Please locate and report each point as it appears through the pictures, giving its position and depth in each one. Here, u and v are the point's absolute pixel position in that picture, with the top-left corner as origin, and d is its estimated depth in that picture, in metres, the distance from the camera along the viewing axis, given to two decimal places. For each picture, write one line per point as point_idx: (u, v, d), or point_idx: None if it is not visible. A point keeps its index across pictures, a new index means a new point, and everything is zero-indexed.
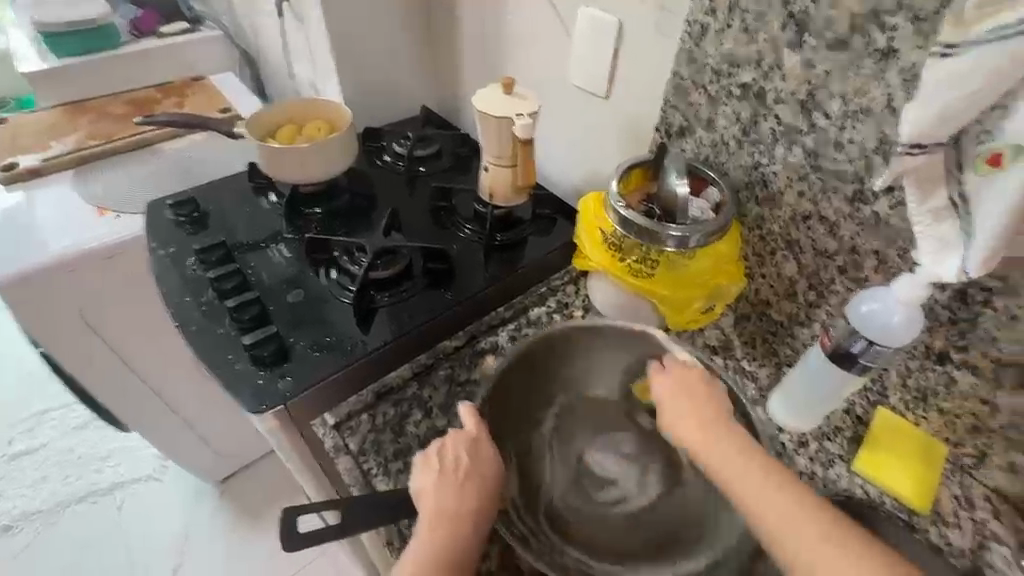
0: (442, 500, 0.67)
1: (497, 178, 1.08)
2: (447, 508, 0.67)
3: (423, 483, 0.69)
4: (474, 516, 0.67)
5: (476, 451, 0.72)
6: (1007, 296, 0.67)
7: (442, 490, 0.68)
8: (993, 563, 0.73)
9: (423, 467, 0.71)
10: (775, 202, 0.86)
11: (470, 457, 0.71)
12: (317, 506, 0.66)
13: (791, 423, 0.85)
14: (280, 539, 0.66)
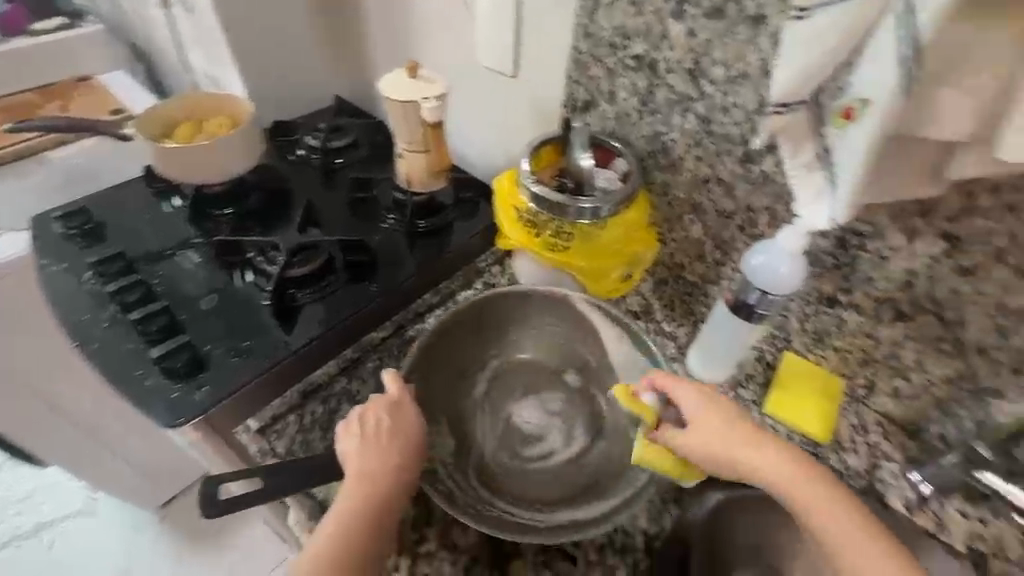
0: (365, 465, 0.68)
1: (412, 164, 1.08)
2: (370, 472, 0.68)
3: (348, 450, 0.69)
4: (395, 475, 0.69)
5: (398, 413, 0.73)
6: (878, 239, 0.73)
7: (365, 454, 0.69)
8: (884, 479, 0.82)
9: (345, 434, 0.71)
10: (676, 168, 0.90)
11: (394, 420, 0.72)
12: (236, 475, 0.67)
13: (707, 374, 0.91)
14: (201, 509, 0.66)
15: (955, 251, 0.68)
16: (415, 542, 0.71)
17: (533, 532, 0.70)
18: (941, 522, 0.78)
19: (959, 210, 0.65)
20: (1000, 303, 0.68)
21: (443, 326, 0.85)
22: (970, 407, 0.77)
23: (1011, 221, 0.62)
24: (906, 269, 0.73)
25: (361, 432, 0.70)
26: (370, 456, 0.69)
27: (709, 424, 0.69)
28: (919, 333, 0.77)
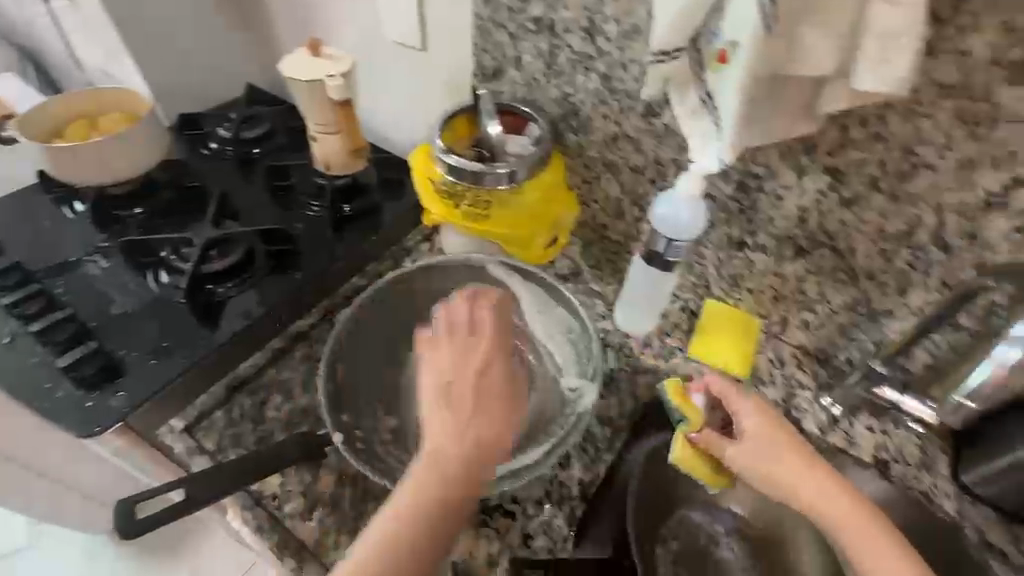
0: (448, 451, 0.59)
1: (328, 147, 1.06)
2: (449, 458, 0.58)
3: (436, 423, 0.60)
4: (475, 453, 0.60)
5: (485, 396, 0.63)
6: (772, 179, 0.77)
7: (448, 432, 0.60)
8: (800, 405, 0.87)
9: (439, 398, 0.61)
10: (587, 129, 0.92)
11: (483, 400, 0.62)
12: (151, 488, 0.65)
13: (634, 329, 0.93)
14: (116, 529, 0.65)
15: (838, 184, 0.72)
16: (355, 518, 0.72)
17: (468, 488, 0.72)
18: (851, 440, 0.84)
19: (837, 144, 0.69)
20: (881, 228, 0.73)
21: (367, 300, 0.84)
22: (867, 330, 0.83)
23: (880, 150, 0.67)
24: (799, 206, 0.77)
25: (447, 404, 0.61)
26: (448, 447, 0.59)
27: (756, 436, 0.64)
28: (818, 266, 0.82)
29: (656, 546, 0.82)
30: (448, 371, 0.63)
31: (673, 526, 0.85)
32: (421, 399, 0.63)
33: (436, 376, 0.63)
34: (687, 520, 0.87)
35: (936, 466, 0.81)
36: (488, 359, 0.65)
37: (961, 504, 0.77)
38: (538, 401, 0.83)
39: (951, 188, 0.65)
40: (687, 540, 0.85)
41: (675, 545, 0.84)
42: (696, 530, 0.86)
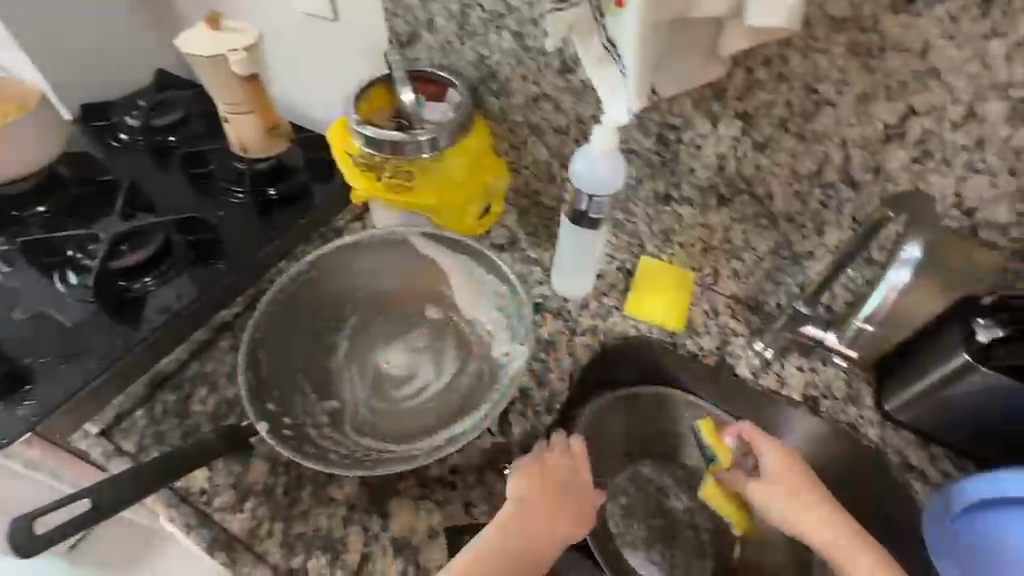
0: (532, 505, 0.67)
1: (240, 128, 1.01)
2: (533, 508, 0.66)
3: (523, 484, 0.68)
4: (552, 530, 0.67)
5: (575, 479, 0.71)
6: (688, 129, 0.77)
7: (534, 492, 0.68)
8: (734, 352, 0.86)
9: (534, 462, 0.70)
10: (508, 92, 0.89)
11: (574, 480, 0.71)
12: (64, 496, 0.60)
13: (570, 292, 0.91)
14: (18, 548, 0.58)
15: (749, 128, 0.73)
16: (289, 505, 0.69)
17: (403, 460, 0.71)
18: (782, 380, 0.84)
19: (744, 87, 0.70)
20: (793, 169, 0.74)
21: (287, 283, 0.84)
22: (792, 273, 0.85)
23: (784, 90, 0.67)
24: (717, 154, 0.77)
25: (541, 470, 0.70)
26: (539, 487, 0.68)
27: (780, 475, 0.72)
28: (741, 214, 0.82)
29: (607, 503, 0.85)
30: (549, 456, 0.72)
31: (625, 481, 0.88)
32: (520, 461, 0.71)
33: (539, 457, 0.71)
34: (642, 476, 0.89)
35: (861, 398, 0.82)
36: (576, 464, 0.72)
37: (884, 431, 0.79)
38: (475, 371, 0.82)
39: (852, 123, 0.66)
40: (639, 496, 0.87)
41: (625, 500, 0.86)
42: (648, 484, 0.88)
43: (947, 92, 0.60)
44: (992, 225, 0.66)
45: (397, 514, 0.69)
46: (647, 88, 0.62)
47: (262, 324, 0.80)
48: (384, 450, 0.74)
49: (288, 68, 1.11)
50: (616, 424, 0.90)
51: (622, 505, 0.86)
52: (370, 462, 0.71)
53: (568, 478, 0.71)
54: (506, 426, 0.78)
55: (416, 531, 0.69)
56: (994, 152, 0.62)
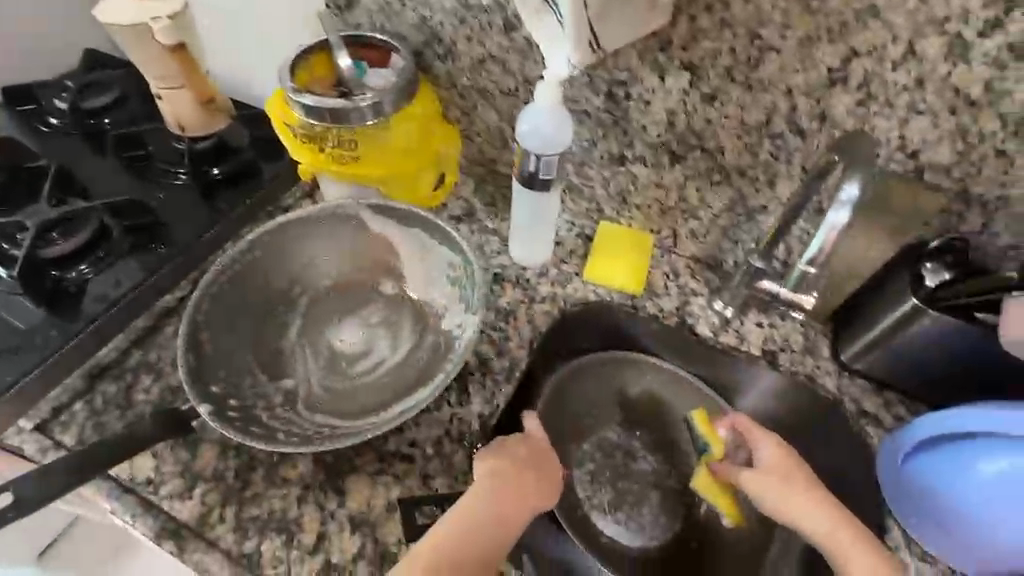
0: (498, 488, 0.65)
1: (174, 104, 0.95)
2: (499, 492, 0.65)
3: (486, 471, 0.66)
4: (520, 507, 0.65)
5: (538, 467, 0.69)
6: (636, 84, 0.75)
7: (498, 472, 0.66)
8: (693, 312, 0.86)
9: (495, 447, 0.69)
10: (453, 54, 0.86)
11: (537, 465, 0.70)
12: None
13: (529, 261, 0.89)
14: None
15: (696, 80, 0.71)
16: (240, 488, 0.67)
17: (356, 434, 0.69)
18: (741, 337, 0.84)
19: (689, 36, 0.68)
20: (741, 120, 0.72)
21: (229, 260, 0.80)
22: (748, 230, 0.84)
23: (728, 37, 0.66)
24: (666, 109, 0.76)
25: (504, 455, 0.69)
26: (507, 469, 0.67)
27: (775, 467, 0.71)
28: (695, 170, 0.81)
29: (572, 471, 0.84)
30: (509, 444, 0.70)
31: (589, 448, 0.86)
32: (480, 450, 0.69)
33: (501, 445, 0.70)
34: (607, 444, 0.87)
35: (819, 348, 0.83)
36: (536, 448, 0.72)
37: (840, 380, 0.80)
38: (432, 343, 0.80)
39: (795, 69, 0.66)
40: (605, 462, 0.85)
41: (592, 466, 0.85)
42: (613, 449, 0.86)
43: (886, 31, 0.60)
44: (937, 167, 0.66)
45: (355, 490, 0.68)
46: (588, 39, 0.63)
47: (204, 304, 0.77)
48: (338, 428, 0.72)
49: (214, 38, 1.03)
50: (578, 391, 0.89)
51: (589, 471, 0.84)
52: (322, 439, 0.69)
53: (532, 465, 0.69)
54: (465, 397, 0.76)
55: (373, 505, 0.67)
56: (935, 91, 0.61)
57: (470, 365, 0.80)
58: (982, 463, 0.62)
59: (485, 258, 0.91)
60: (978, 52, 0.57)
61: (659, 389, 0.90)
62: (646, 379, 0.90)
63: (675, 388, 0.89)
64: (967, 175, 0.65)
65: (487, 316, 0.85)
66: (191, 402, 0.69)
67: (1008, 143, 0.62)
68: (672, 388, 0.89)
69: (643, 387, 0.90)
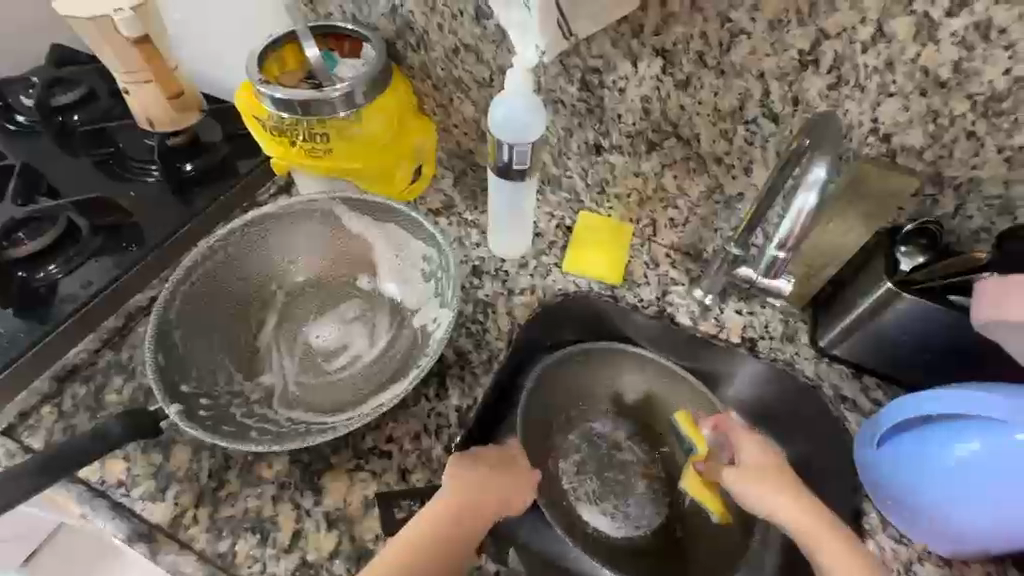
0: (467, 494, 0.64)
1: (142, 99, 0.93)
2: (469, 499, 0.64)
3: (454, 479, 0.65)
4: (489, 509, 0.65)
5: (510, 475, 0.69)
6: (610, 71, 0.74)
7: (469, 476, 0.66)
8: (673, 303, 0.87)
9: (469, 453, 0.69)
10: (426, 44, 0.84)
11: (509, 472, 0.70)
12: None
13: (511, 252, 0.89)
14: None
15: (669, 66, 0.70)
16: (214, 489, 0.66)
17: (331, 429, 0.68)
18: (720, 325, 0.85)
19: (660, 21, 0.67)
20: (715, 106, 0.72)
21: (195, 258, 0.78)
22: (726, 218, 0.83)
23: (699, 21, 0.65)
24: (640, 96, 0.75)
25: (475, 462, 0.68)
26: (478, 471, 0.67)
27: (757, 464, 0.72)
28: (671, 159, 0.80)
29: (560, 461, 0.83)
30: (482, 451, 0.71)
31: (576, 439, 0.86)
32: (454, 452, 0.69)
33: (471, 451, 0.69)
34: (591, 433, 0.86)
35: (797, 336, 0.83)
36: (509, 455, 0.72)
37: (819, 365, 0.81)
38: (410, 338, 0.80)
39: (767, 53, 0.65)
40: (591, 453, 0.85)
41: (578, 457, 0.84)
42: (599, 441, 0.86)
43: (857, 12, 0.59)
44: (908, 150, 0.66)
45: (332, 486, 0.67)
46: (557, 23, 0.63)
47: (174, 303, 0.75)
48: (313, 425, 0.71)
49: (185, 31, 1.01)
50: (562, 384, 0.87)
51: (573, 462, 0.84)
52: (296, 435, 0.68)
53: (502, 472, 0.69)
54: (443, 391, 0.76)
55: (350, 501, 0.67)
56: (904, 73, 0.61)
57: (448, 359, 0.79)
58: (955, 447, 0.61)
59: (463, 250, 0.90)
60: (946, 32, 0.57)
61: (645, 380, 0.88)
62: (632, 370, 0.88)
63: (659, 380, 0.87)
64: (939, 157, 0.65)
65: (466, 309, 0.84)
66: (160, 405, 0.68)
67: (978, 124, 0.61)
68: (656, 380, 0.88)
69: (628, 378, 0.88)
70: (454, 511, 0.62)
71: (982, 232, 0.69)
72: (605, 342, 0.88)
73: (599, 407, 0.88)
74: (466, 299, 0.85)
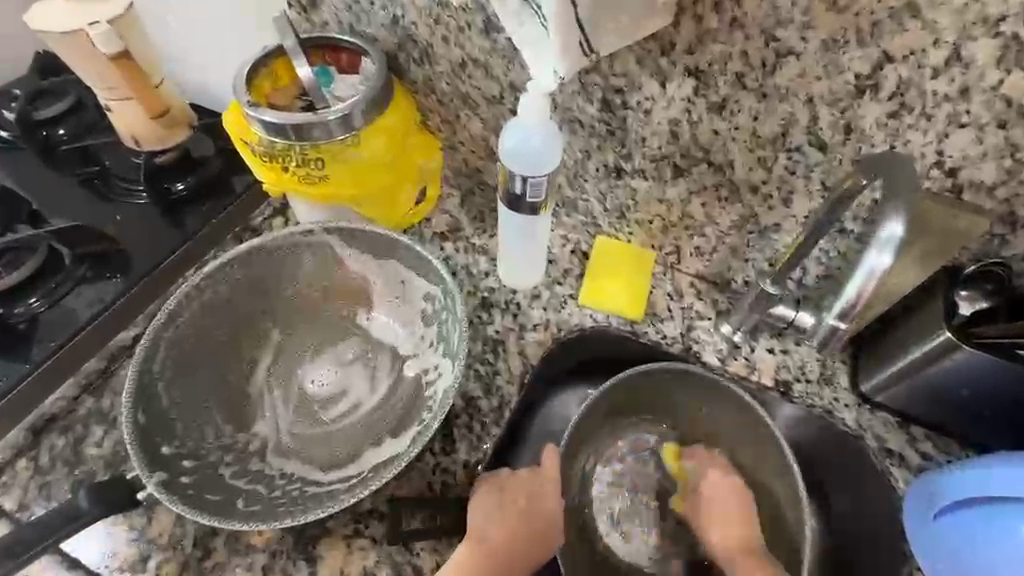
0: (490, 528, 0.66)
1: (126, 116, 0.88)
2: (492, 533, 0.66)
3: (475, 513, 0.67)
4: (521, 544, 0.67)
5: (536, 502, 0.70)
6: (635, 91, 0.66)
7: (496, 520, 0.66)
8: (700, 338, 0.77)
9: (495, 487, 0.68)
10: (430, 57, 0.76)
11: (535, 502, 0.70)
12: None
13: (519, 282, 0.80)
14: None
15: (702, 87, 0.63)
16: (200, 558, 0.64)
17: (325, 500, 0.65)
18: (752, 365, 0.75)
19: (694, 38, 0.59)
20: (754, 132, 0.64)
21: (180, 299, 0.71)
22: (759, 248, 0.74)
23: (740, 39, 0.58)
24: (668, 119, 0.67)
25: (502, 497, 0.68)
26: (504, 508, 0.67)
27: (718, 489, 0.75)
28: (700, 185, 0.72)
29: (596, 465, 0.79)
30: (512, 478, 0.69)
31: (624, 448, 0.80)
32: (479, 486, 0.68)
33: (495, 482, 0.68)
34: (642, 444, 0.80)
35: (836, 378, 0.74)
36: (538, 480, 0.71)
37: (860, 414, 0.72)
38: (412, 384, 0.74)
39: (818, 76, 0.57)
40: (636, 466, 0.79)
41: (619, 468, 0.79)
42: (649, 455, 0.80)
43: (928, 32, 0.51)
44: (977, 185, 0.58)
45: (327, 556, 0.65)
46: (579, 43, 0.55)
47: (160, 354, 0.69)
48: (309, 489, 0.68)
49: (176, 40, 0.94)
50: (622, 397, 0.77)
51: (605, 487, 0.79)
52: (287, 509, 0.65)
53: (527, 501, 0.69)
54: (449, 445, 0.71)
55: (348, 572, 0.64)
56: (982, 102, 0.53)
57: (456, 407, 0.74)
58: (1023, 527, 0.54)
59: (471, 280, 0.82)
60: None
61: (717, 407, 0.76)
62: (705, 395, 0.75)
63: (727, 411, 0.75)
64: (1014, 195, 0.57)
65: (475, 348, 0.77)
66: (140, 474, 0.63)
67: None
68: (728, 413, 0.75)
69: (699, 401, 0.77)
70: (479, 543, 0.65)
71: None
72: (681, 368, 0.73)
73: (660, 420, 0.80)
74: (474, 336, 0.78)
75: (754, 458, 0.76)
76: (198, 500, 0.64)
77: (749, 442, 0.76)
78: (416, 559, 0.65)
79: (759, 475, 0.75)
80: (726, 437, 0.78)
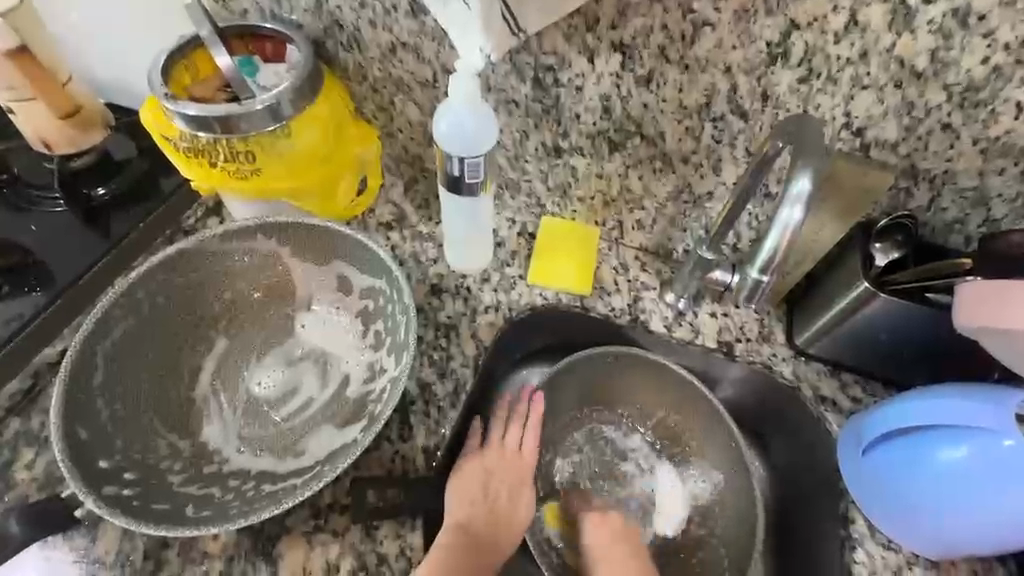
0: (474, 510, 0.68)
1: (30, 117, 0.82)
2: (478, 511, 0.68)
3: (458, 494, 0.68)
4: (494, 527, 0.69)
5: (517, 497, 0.71)
6: (565, 69, 0.67)
7: (474, 506, 0.68)
8: (646, 308, 0.79)
9: (473, 469, 0.70)
10: (360, 44, 0.74)
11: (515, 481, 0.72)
12: None
13: (466, 266, 0.81)
14: None
15: (628, 62, 0.64)
16: (152, 571, 0.63)
17: (281, 497, 0.64)
18: (696, 330, 0.78)
19: (616, 13, 0.61)
20: (680, 103, 0.66)
21: (104, 310, 0.67)
22: (696, 217, 0.77)
23: (659, 12, 0.60)
24: (599, 94, 0.68)
25: (483, 480, 0.70)
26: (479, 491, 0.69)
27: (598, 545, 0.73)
28: (635, 159, 0.74)
29: (556, 459, 0.80)
30: (490, 459, 0.72)
31: (580, 438, 0.81)
32: (459, 467, 0.71)
33: (475, 463, 0.71)
34: (598, 433, 0.81)
35: (773, 335, 0.78)
36: (517, 462, 0.73)
37: (796, 366, 0.76)
38: (362, 375, 0.73)
39: (734, 46, 0.60)
40: (593, 455, 0.80)
41: (577, 458, 0.80)
42: (605, 443, 0.81)
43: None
44: (882, 144, 0.62)
45: (288, 555, 0.64)
46: (501, 16, 0.57)
47: (97, 369, 0.66)
48: (265, 486, 0.67)
49: (84, 34, 0.88)
50: (576, 383, 0.80)
51: (570, 466, 0.80)
52: (239, 510, 0.63)
53: (507, 480, 0.71)
54: (407, 432, 0.71)
55: (309, 569, 0.64)
56: (879, 64, 0.57)
57: (411, 394, 0.74)
58: (943, 450, 0.59)
59: (420, 268, 0.81)
60: (922, 19, 0.54)
61: (668, 393, 0.80)
62: (659, 381, 0.79)
63: (670, 391, 0.80)
64: (914, 150, 0.62)
65: (427, 334, 0.77)
66: (77, 492, 0.61)
67: (954, 116, 0.58)
68: (668, 388, 0.79)
69: (643, 383, 0.80)
70: (464, 523, 0.67)
71: (956, 223, 0.67)
72: (624, 350, 0.78)
73: (615, 407, 0.82)
74: (427, 322, 0.78)
75: (691, 421, 0.80)
76: (143, 512, 0.62)
77: (692, 416, 0.80)
78: (381, 547, 0.65)
79: (716, 429, 0.78)
80: (672, 414, 0.81)
